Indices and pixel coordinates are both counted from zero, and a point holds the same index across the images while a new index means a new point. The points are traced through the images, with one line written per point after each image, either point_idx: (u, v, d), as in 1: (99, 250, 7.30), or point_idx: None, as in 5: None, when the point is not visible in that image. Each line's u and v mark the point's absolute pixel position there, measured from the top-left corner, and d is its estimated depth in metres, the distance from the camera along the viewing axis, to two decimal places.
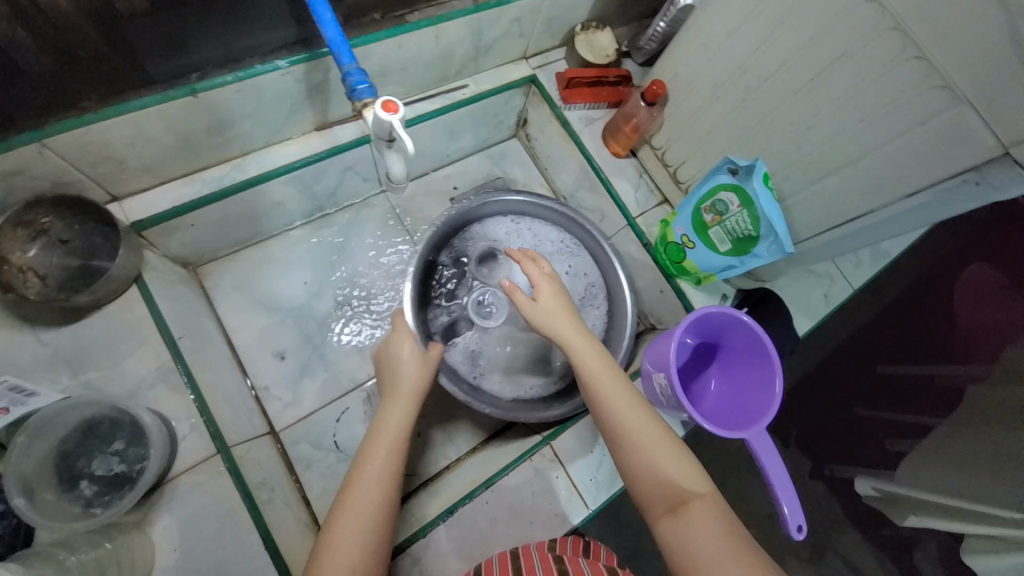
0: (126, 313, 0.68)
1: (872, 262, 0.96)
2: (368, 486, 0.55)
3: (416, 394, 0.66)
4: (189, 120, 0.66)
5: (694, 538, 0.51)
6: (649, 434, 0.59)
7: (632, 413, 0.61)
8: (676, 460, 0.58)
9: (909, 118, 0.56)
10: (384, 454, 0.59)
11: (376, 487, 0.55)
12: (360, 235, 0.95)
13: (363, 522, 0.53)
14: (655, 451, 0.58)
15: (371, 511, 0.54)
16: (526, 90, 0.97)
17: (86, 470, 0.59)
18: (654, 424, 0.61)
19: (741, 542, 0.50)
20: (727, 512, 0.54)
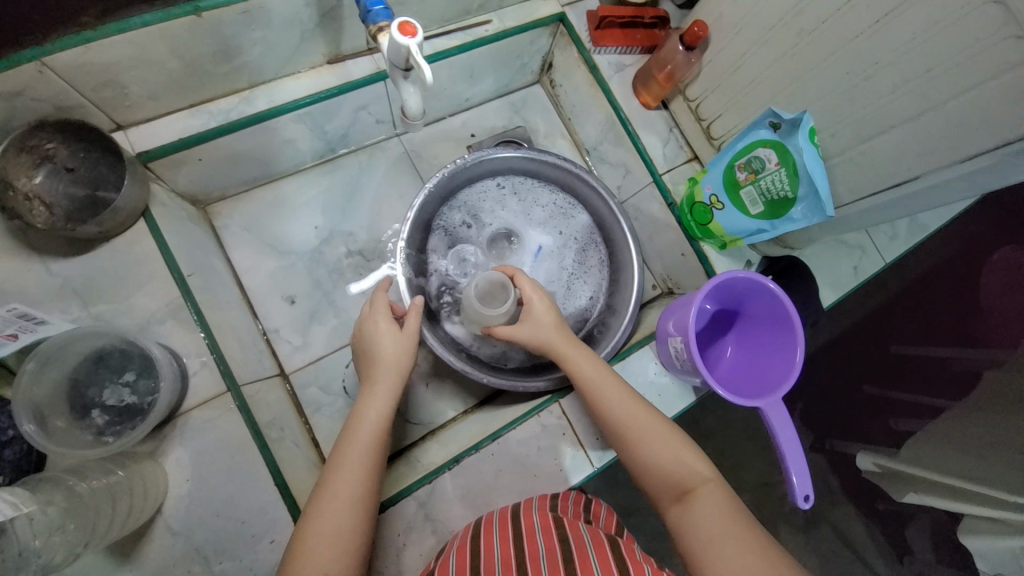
0: (133, 247, 0.66)
1: (909, 235, 0.91)
2: (352, 475, 0.54)
3: (402, 379, 0.64)
4: (193, 44, 0.62)
5: (698, 532, 0.51)
6: (648, 425, 0.60)
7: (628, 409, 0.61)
8: (678, 450, 0.58)
9: (981, 70, 0.50)
10: (366, 441, 0.57)
11: (356, 475, 0.54)
12: (373, 180, 0.91)
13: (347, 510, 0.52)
14: (657, 443, 0.58)
15: (355, 500, 0.53)
16: (554, 30, 0.89)
17: (98, 400, 0.61)
18: (659, 423, 0.60)
19: (748, 534, 0.50)
20: (732, 501, 0.54)
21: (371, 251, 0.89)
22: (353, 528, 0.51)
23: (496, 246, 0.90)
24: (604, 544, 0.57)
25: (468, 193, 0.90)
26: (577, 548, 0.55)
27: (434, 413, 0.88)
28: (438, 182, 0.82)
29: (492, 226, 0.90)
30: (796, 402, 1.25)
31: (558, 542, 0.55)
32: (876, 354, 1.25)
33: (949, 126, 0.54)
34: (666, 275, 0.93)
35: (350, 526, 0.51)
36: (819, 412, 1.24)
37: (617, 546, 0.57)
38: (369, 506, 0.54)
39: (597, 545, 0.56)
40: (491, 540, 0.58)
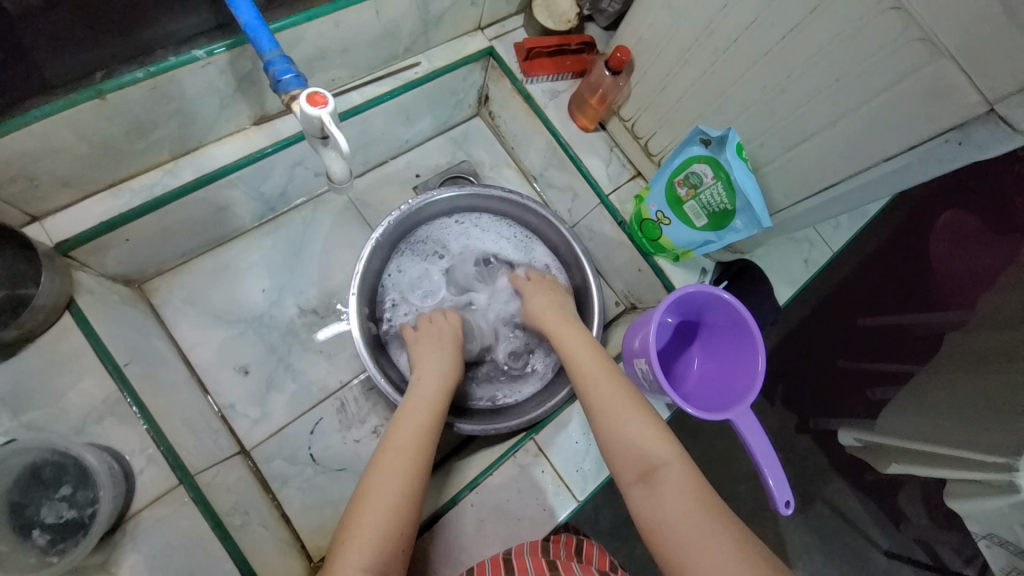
0: (61, 344, 0.62)
1: (852, 223, 0.94)
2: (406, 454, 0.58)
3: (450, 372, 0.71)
4: (103, 126, 0.59)
5: (657, 511, 0.50)
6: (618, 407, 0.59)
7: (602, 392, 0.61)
8: (644, 429, 0.56)
9: (886, 75, 0.52)
10: (411, 442, 0.59)
11: (411, 452, 0.58)
12: (318, 234, 0.89)
13: (400, 485, 0.55)
14: (626, 425, 0.57)
15: (411, 473, 0.57)
16: (484, 64, 0.90)
17: (37, 518, 0.56)
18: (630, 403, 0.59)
19: (708, 510, 0.49)
20: (695, 476, 0.52)
21: (326, 307, 0.87)
22: (405, 504, 0.54)
23: (456, 278, 0.87)
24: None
25: (426, 230, 0.88)
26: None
27: None
28: (388, 226, 0.81)
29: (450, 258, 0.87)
30: (775, 385, 1.26)
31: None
32: (843, 325, 1.29)
33: (867, 128, 0.56)
34: (627, 291, 0.94)
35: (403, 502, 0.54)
36: (798, 395, 1.25)
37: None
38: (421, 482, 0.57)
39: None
40: None
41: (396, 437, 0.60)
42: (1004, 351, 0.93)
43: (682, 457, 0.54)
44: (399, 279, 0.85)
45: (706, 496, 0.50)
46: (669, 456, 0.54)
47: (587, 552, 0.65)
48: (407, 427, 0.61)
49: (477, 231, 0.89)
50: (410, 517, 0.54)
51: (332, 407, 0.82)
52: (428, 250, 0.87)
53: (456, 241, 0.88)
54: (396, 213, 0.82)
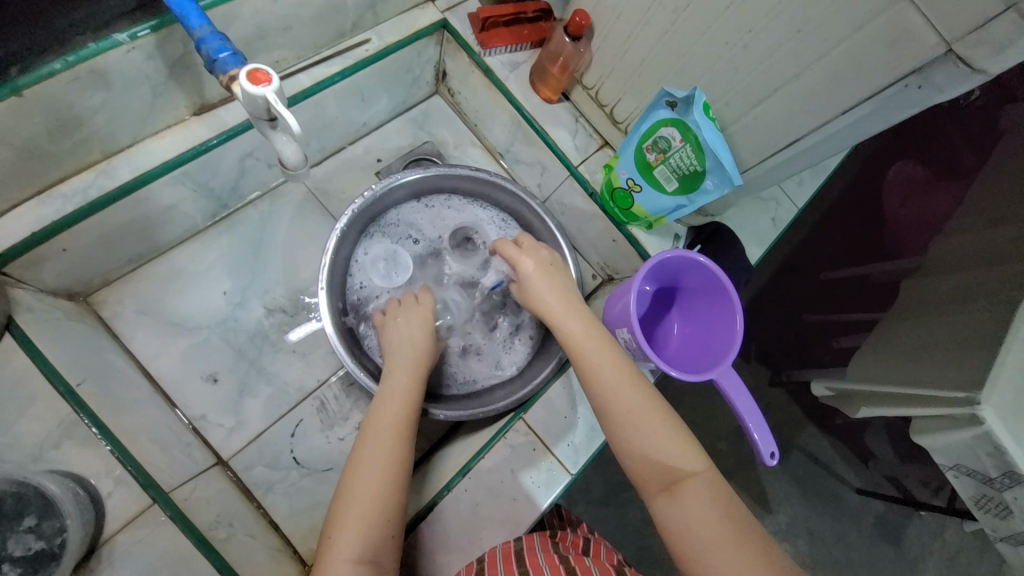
0: (2, 369, 0.56)
1: (814, 179, 0.96)
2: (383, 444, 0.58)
3: (424, 356, 0.69)
4: (21, 124, 0.53)
5: (685, 527, 0.49)
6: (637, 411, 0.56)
7: (626, 391, 0.57)
8: (671, 441, 0.54)
9: (848, 23, 0.51)
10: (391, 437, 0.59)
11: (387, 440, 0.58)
12: (278, 229, 0.84)
13: (380, 475, 0.55)
14: (651, 432, 0.55)
15: (389, 462, 0.57)
16: (439, 37, 0.86)
17: (4, 553, 0.52)
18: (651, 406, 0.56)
19: (734, 530, 0.48)
20: (721, 491, 0.52)
21: (295, 305, 0.83)
22: (387, 490, 0.55)
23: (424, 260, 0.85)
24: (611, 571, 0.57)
25: (395, 214, 0.85)
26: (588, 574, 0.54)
27: None
28: (354, 212, 0.77)
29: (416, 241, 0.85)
30: (749, 344, 1.31)
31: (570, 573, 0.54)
32: (809, 280, 1.34)
33: (830, 79, 0.56)
34: (603, 263, 0.94)
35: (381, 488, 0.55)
36: (771, 350, 1.31)
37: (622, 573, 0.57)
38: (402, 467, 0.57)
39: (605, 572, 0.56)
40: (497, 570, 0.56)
41: (373, 430, 0.59)
42: (958, 291, 0.98)
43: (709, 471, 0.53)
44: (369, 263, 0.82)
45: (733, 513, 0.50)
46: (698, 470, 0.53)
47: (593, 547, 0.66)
48: (384, 419, 0.60)
49: (446, 211, 0.87)
50: (393, 501, 0.55)
51: (311, 408, 0.79)
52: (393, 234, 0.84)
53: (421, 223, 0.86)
54: (363, 197, 0.79)
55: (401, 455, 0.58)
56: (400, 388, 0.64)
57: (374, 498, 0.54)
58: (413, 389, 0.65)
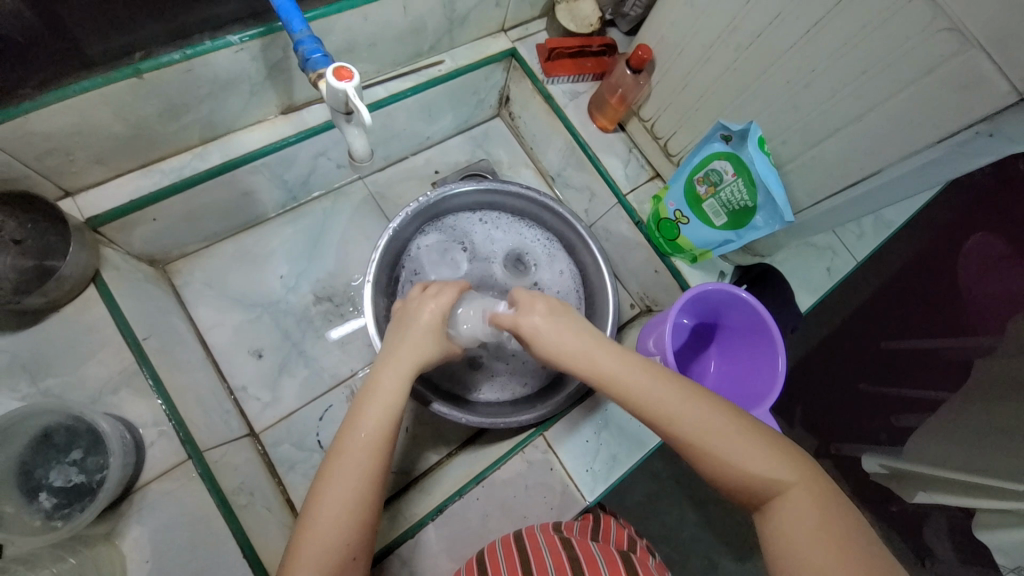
0: (84, 315, 0.64)
1: (876, 232, 0.92)
2: (364, 451, 0.50)
3: (424, 357, 0.58)
4: (138, 105, 0.61)
5: (787, 549, 0.42)
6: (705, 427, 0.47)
7: (680, 405, 0.48)
8: (749, 450, 0.45)
9: (914, 68, 0.51)
10: (373, 438, 0.51)
11: (368, 448, 0.50)
12: (337, 225, 0.91)
13: (357, 484, 0.49)
14: (726, 450, 0.46)
15: (367, 472, 0.49)
16: (506, 65, 0.92)
17: (44, 482, 0.56)
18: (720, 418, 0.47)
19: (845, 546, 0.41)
20: (823, 496, 0.44)
21: (341, 296, 0.88)
22: (362, 504, 0.49)
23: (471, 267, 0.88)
24: (618, 562, 0.55)
25: (448, 222, 0.89)
26: (588, 564, 0.53)
27: (416, 460, 0.83)
28: (410, 214, 0.82)
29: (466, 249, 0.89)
30: (794, 406, 1.21)
31: (568, 560, 0.53)
32: (863, 347, 1.24)
33: (895, 122, 0.55)
34: (643, 293, 0.93)
35: (358, 501, 0.48)
36: (819, 415, 1.21)
37: (630, 564, 0.55)
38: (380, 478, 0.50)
39: (610, 563, 0.54)
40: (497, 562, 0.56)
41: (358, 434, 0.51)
42: None
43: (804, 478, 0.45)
44: (420, 260, 0.86)
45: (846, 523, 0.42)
46: (788, 479, 0.44)
47: (602, 530, 0.64)
48: (372, 420, 0.51)
49: (497, 232, 0.90)
50: (365, 516, 0.49)
51: (342, 395, 0.83)
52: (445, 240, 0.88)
53: (474, 236, 0.90)
54: (420, 201, 0.83)
55: (377, 466, 0.50)
56: (389, 387, 0.54)
57: (348, 510, 0.48)
58: (405, 390, 0.55)
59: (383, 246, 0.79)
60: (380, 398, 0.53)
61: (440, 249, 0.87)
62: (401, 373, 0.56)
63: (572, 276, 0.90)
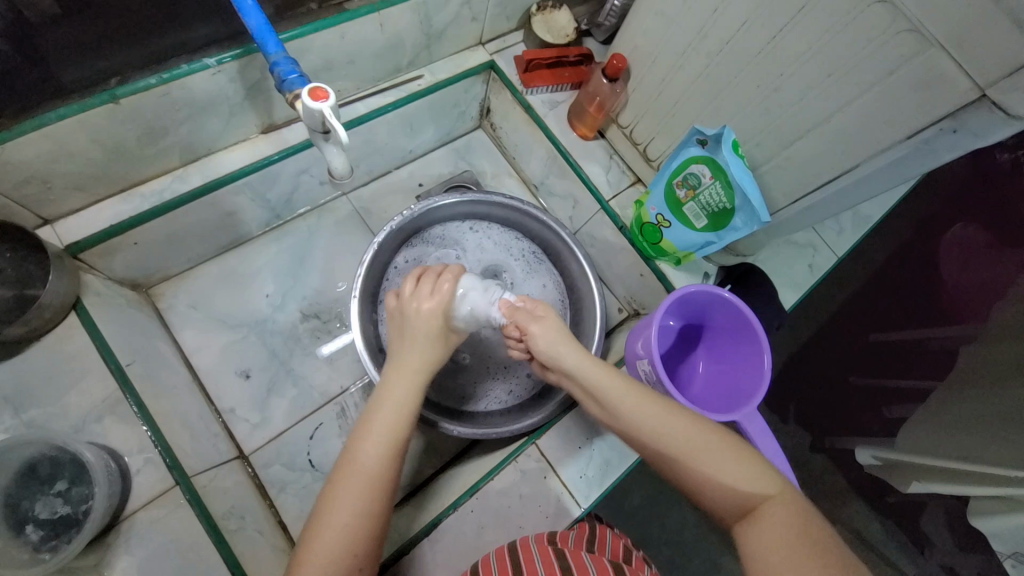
0: (66, 343, 0.63)
1: (854, 228, 0.94)
2: (377, 459, 0.50)
3: (433, 363, 0.59)
4: (116, 130, 0.61)
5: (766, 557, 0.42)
6: (694, 439, 0.49)
7: (671, 425, 0.51)
8: (727, 462, 0.48)
9: (878, 69, 0.52)
10: (383, 441, 0.51)
11: (378, 456, 0.51)
12: (322, 242, 0.91)
13: (367, 492, 0.48)
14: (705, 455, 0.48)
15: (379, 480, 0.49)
16: (486, 77, 0.93)
17: (30, 514, 0.55)
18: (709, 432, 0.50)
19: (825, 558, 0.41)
20: (805, 513, 0.45)
21: (328, 313, 0.88)
22: (372, 513, 0.48)
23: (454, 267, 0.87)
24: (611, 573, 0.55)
25: (438, 233, 0.89)
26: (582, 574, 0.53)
27: (410, 474, 0.83)
28: (395, 227, 0.82)
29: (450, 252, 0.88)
30: (787, 404, 1.20)
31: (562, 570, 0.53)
32: (852, 340, 1.24)
33: (862, 122, 0.56)
34: (629, 297, 0.94)
35: (367, 509, 0.48)
36: (812, 411, 1.20)
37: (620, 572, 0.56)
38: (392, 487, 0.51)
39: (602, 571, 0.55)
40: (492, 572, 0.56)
41: (366, 436, 0.51)
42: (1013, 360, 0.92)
43: (785, 492, 0.46)
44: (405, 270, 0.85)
45: (823, 539, 0.42)
46: (768, 491, 0.46)
47: (600, 539, 0.64)
48: (379, 425, 0.52)
49: (486, 241, 0.90)
50: (374, 525, 0.48)
51: (333, 413, 0.82)
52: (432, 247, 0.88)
53: (462, 243, 0.89)
54: (404, 214, 0.84)
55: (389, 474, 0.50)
56: (399, 396, 0.55)
57: (358, 520, 0.47)
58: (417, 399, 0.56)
59: (367, 260, 0.79)
60: (387, 412, 0.53)
61: (426, 254, 0.87)
62: (410, 381, 0.56)
63: (556, 290, 0.89)
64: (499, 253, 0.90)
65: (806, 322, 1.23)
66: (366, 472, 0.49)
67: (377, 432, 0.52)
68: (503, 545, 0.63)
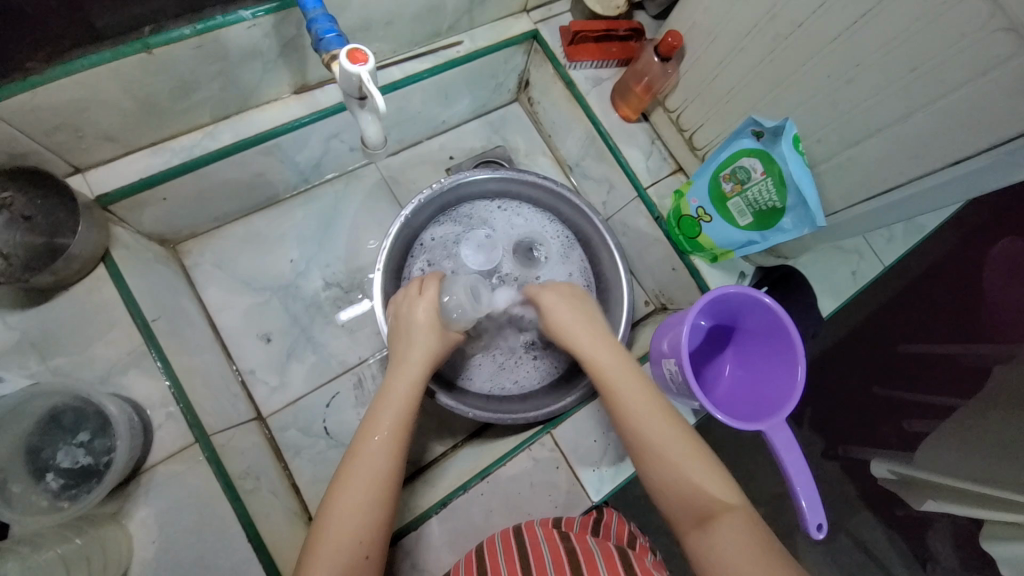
0: (94, 294, 0.63)
1: (906, 237, 0.88)
2: (383, 453, 0.52)
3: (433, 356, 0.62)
4: (148, 81, 0.59)
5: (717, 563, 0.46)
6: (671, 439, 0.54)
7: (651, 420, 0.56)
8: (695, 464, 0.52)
9: (970, 68, 0.47)
10: (389, 432, 0.54)
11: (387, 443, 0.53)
12: (349, 209, 0.89)
13: (374, 480, 0.51)
14: (675, 459, 0.53)
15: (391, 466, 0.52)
16: (528, 47, 0.88)
17: (52, 462, 0.56)
18: (680, 432, 0.55)
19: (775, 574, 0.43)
20: (764, 532, 0.47)
21: (350, 282, 0.87)
22: (378, 501, 0.50)
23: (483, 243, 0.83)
24: (615, 557, 0.54)
25: (465, 209, 0.86)
26: (587, 564, 0.52)
27: (421, 449, 0.83)
28: (424, 200, 0.80)
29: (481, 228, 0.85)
30: (804, 407, 1.17)
31: (567, 559, 0.52)
32: (883, 350, 1.19)
33: (942, 125, 0.51)
34: (658, 290, 0.90)
35: (373, 498, 0.50)
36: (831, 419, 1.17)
37: (626, 556, 0.54)
38: (398, 478, 0.52)
39: (609, 559, 0.53)
40: (497, 551, 0.56)
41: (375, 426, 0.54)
42: None
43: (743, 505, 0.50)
44: (433, 247, 0.83)
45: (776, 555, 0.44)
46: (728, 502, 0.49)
47: (605, 524, 0.64)
48: (386, 415, 0.55)
49: (516, 219, 0.87)
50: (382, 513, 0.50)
51: (349, 383, 0.83)
52: (459, 223, 0.85)
53: (492, 221, 0.86)
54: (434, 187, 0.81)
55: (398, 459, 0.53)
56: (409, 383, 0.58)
57: (366, 506, 0.49)
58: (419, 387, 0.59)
59: (395, 233, 0.78)
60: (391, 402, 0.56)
61: (455, 230, 0.85)
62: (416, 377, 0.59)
63: (583, 278, 0.86)
64: (526, 232, 0.86)
65: (839, 329, 1.18)
66: (377, 459, 0.52)
67: (384, 420, 0.54)
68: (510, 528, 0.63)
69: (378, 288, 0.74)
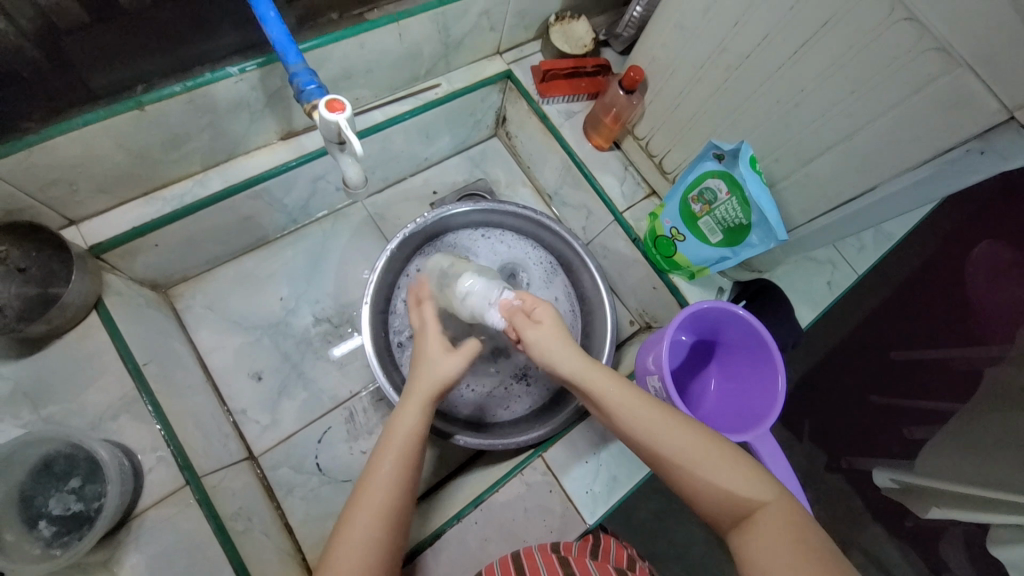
0: (86, 341, 0.64)
1: (876, 245, 0.91)
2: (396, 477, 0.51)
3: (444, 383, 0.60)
4: (140, 136, 0.62)
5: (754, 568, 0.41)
6: (688, 444, 0.48)
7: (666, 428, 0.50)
8: (719, 465, 0.47)
9: (902, 88, 0.51)
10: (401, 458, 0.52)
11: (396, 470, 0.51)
12: (336, 246, 0.92)
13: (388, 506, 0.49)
14: (698, 464, 0.47)
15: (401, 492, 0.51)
16: (502, 86, 0.93)
17: (43, 510, 0.56)
18: (698, 436, 0.49)
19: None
20: (803, 523, 0.43)
21: (340, 317, 0.89)
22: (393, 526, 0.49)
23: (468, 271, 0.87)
24: None
25: (448, 240, 0.89)
26: None
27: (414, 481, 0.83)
28: (409, 234, 0.82)
29: (464, 258, 0.88)
30: (801, 420, 1.16)
31: None
32: (874, 359, 1.19)
33: (885, 141, 0.55)
34: (641, 310, 0.93)
35: (388, 524, 0.49)
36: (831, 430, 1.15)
37: None
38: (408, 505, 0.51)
39: None
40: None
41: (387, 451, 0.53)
42: None
43: (780, 497, 0.44)
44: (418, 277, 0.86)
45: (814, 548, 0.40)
46: (760, 499, 0.44)
47: (605, 549, 0.63)
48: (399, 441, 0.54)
49: (499, 246, 0.90)
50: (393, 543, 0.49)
51: (341, 417, 0.83)
52: (442, 253, 0.88)
53: (475, 249, 0.89)
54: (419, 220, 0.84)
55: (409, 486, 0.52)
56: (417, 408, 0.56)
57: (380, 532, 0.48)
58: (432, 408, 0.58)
59: (381, 267, 0.80)
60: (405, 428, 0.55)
61: (439, 261, 0.87)
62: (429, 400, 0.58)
63: (568, 302, 0.89)
64: (508, 260, 0.89)
65: (825, 338, 1.20)
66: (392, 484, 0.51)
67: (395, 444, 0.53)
68: (506, 555, 0.62)
69: (365, 321, 0.76)
